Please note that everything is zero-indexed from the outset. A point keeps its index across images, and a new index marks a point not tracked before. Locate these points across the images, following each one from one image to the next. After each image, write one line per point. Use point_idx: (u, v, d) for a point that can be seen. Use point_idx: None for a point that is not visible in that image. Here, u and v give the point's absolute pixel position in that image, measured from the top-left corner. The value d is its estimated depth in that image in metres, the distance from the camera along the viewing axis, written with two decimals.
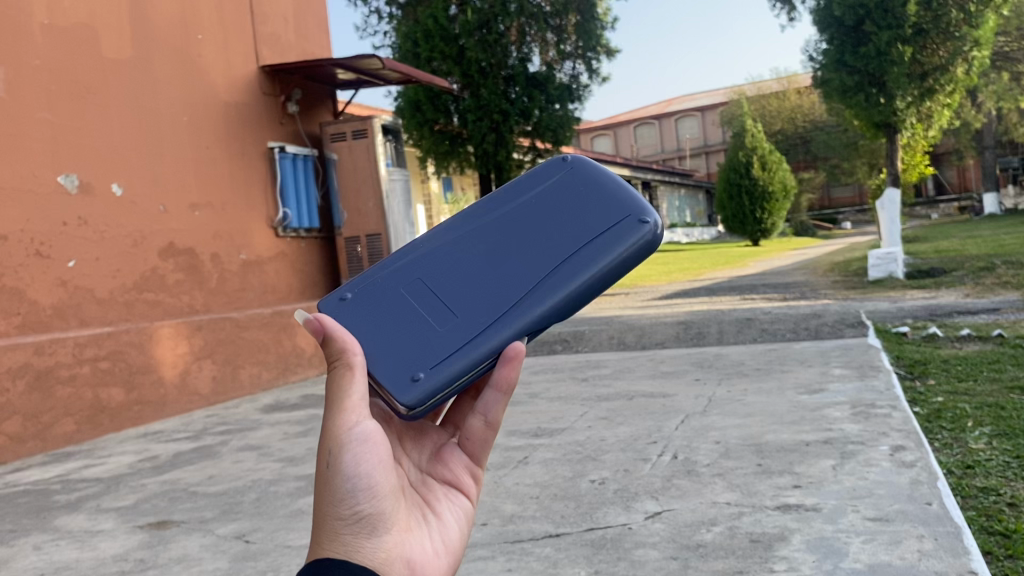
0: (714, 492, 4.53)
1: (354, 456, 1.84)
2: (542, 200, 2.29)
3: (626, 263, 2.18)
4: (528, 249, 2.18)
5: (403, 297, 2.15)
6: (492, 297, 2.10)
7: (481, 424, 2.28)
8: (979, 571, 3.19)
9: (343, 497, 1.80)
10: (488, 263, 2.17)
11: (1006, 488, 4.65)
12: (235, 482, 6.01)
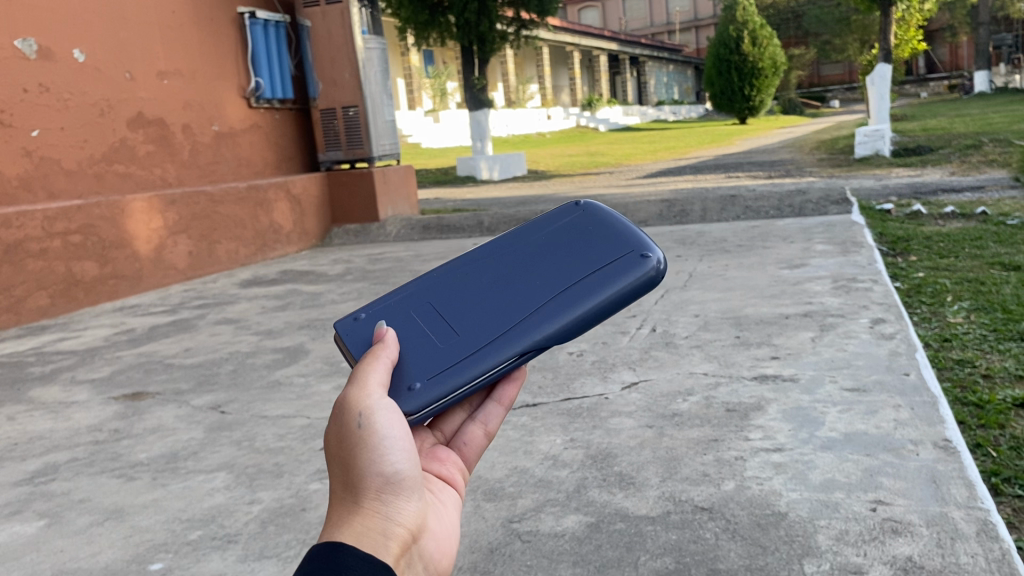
0: (692, 363, 4.51)
1: (385, 420, 1.48)
2: (551, 242, 1.94)
3: (637, 291, 1.77)
4: (555, 272, 1.85)
5: (423, 330, 1.82)
6: (501, 319, 1.78)
7: (479, 426, 1.93)
8: (952, 439, 3.18)
9: (378, 462, 1.44)
10: (520, 290, 1.84)
11: (981, 360, 4.66)
12: (211, 354, 5.97)
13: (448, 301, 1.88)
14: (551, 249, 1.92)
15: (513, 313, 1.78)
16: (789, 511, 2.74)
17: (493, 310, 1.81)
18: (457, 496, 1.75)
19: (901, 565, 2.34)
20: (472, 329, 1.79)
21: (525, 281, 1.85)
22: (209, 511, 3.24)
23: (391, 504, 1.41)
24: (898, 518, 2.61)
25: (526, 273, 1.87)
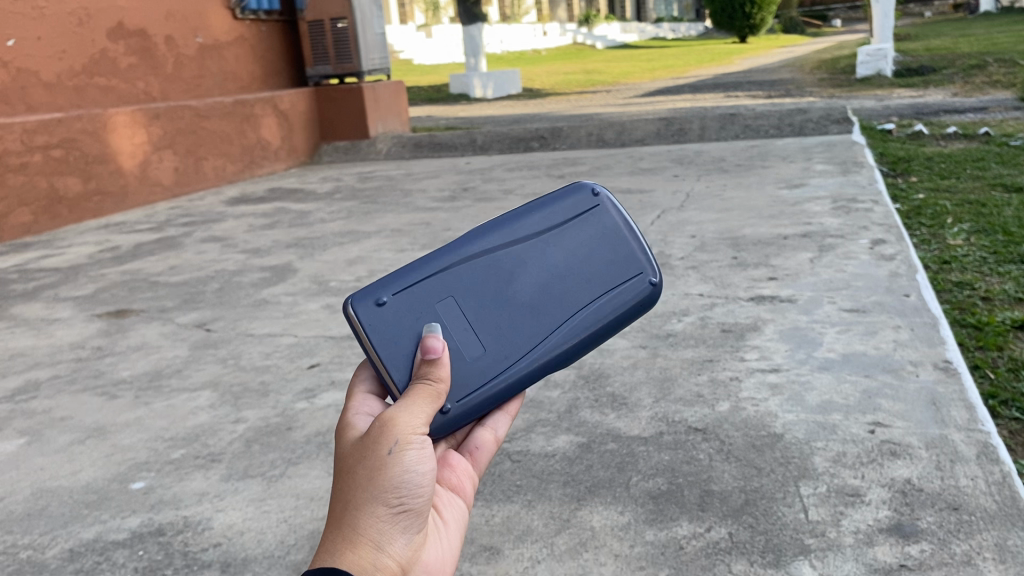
0: (687, 284, 4.41)
1: (417, 458, 1.32)
2: (573, 238, 1.77)
3: (633, 317, 1.79)
4: (574, 283, 1.74)
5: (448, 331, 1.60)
6: (523, 334, 1.66)
7: (489, 431, 1.68)
8: (953, 361, 3.11)
9: (388, 497, 1.29)
10: (543, 299, 1.70)
11: (981, 282, 4.57)
12: (197, 272, 5.85)
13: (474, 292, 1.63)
14: (571, 247, 1.76)
15: (536, 331, 1.68)
16: (785, 432, 2.67)
17: (517, 322, 1.66)
18: (465, 509, 1.55)
19: (900, 487, 2.29)
20: (498, 341, 1.63)
21: (547, 287, 1.71)
22: (193, 430, 3.17)
23: (386, 543, 1.28)
24: (896, 440, 2.54)
25: (549, 276, 1.71)
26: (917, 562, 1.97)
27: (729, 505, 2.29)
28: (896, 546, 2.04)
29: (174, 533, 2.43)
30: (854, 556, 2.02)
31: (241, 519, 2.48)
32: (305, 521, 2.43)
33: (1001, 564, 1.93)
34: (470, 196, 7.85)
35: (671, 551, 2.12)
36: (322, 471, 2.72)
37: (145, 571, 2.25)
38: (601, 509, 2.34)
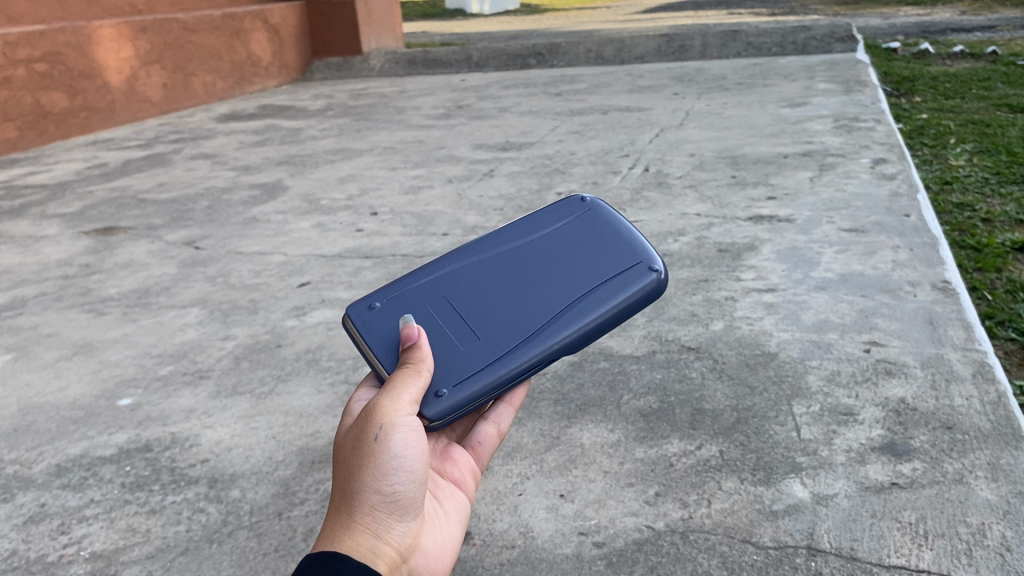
0: (685, 204, 4.33)
1: (405, 441, 1.34)
2: (561, 244, 1.89)
3: (645, 304, 1.80)
4: (572, 278, 1.81)
5: (444, 329, 1.71)
6: (523, 323, 1.73)
7: (490, 425, 1.75)
8: (951, 281, 3.06)
9: (381, 479, 1.30)
10: (541, 293, 1.78)
11: (982, 204, 4.50)
12: (186, 190, 5.73)
13: (468, 298, 1.77)
14: (565, 252, 1.87)
15: (537, 320, 1.73)
16: (779, 352, 2.64)
17: (517, 315, 1.74)
18: (466, 502, 1.57)
19: (894, 406, 2.26)
20: (496, 331, 1.71)
21: (543, 283, 1.80)
22: (181, 347, 3.13)
23: (383, 525, 1.29)
24: (892, 360, 2.51)
25: (544, 276, 1.81)
26: (909, 480, 1.95)
27: (721, 423, 2.27)
28: (887, 465, 2.02)
29: (160, 450, 2.41)
30: (845, 475, 2.00)
31: (229, 436, 2.46)
32: (293, 439, 2.40)
33: (993, 482, 1.92)
34: (465, 114, 7.67)
35: (661, 468, 2.10)
36: (311, 388, 2.69)
37: (132, 487, 2.23)
38: (591, 427, 2.32)
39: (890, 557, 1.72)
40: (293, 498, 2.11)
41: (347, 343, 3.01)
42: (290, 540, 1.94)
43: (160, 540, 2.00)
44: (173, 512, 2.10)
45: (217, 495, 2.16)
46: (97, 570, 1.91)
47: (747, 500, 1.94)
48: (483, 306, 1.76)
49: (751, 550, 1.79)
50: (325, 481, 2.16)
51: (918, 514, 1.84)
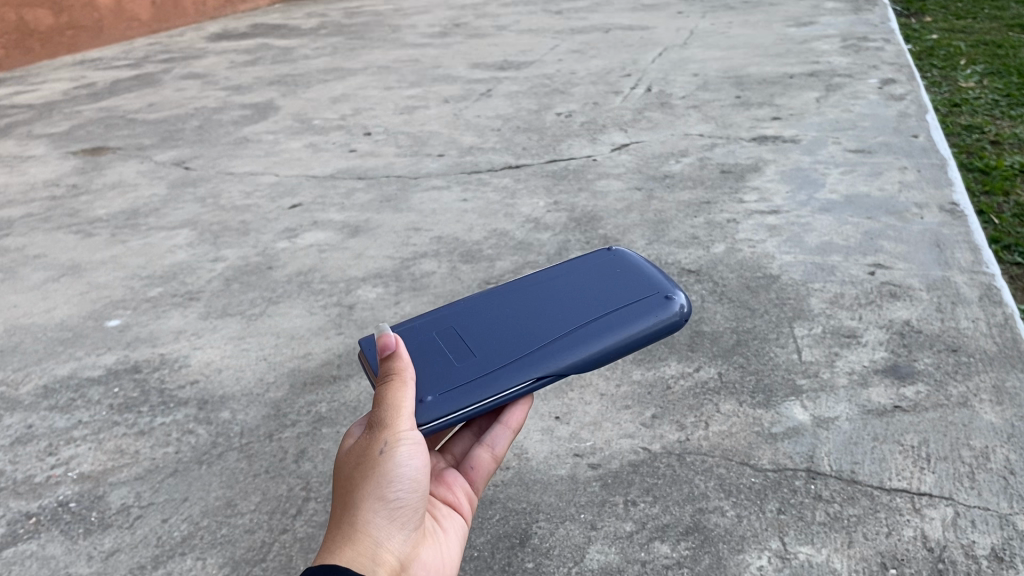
0: (687, 125, 4.21)
1: (411, 449, 1.23)
2: (579, 280, 1.72)
3: (664, 332, 1.58)
4: (590, 300, 1.65)
5: (441, 346, 1.59)
6: (527, 340, 1.57)
7: (484, 449, 1.55)
8: (960, 203, 2.98)
9: (384, 488, 1.20)
10: (553, 314, 1.63)
11: (991, 126, 4.38)
12: (176, 110, 5.58)
13: (474, 320, 1.65)
14: (581, 282, 1.71)
15: (543, 337, 1.57)
16: (781, 274, 2.58)
17: (522, 331, 1.60)
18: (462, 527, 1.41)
19: (898, 328, 2.21)
20: (496, 348, 1.57)
21: (553, 309, 1.64)
22: (170, 268, 3.07)
23: (384, 534, 1.18)
24: (897, 283, 2.45)
25: (560, 298, 1.67)
26: (912, 403, 1.91)
27: (720, 346, 2.22)
28: (890, 388, 1.98)
29: (150, 371, 2.36)
30: (847, 398, 1.96)
31: (219, 357, 2.41)
32: (284, 361, 2.36)
33: (998, 406, 1.88)
34: (462, 33, 7.43)
35: (658, 391, 2.06)
36: (303, 310, 2.64)
37: (120, 408, 2.19)
38: None
39: (891, 480, 1.69)
40: (284, 420, 2.07)
41: (340, 265, 2.94)
42: (281, 462, 1.91)
43: (149, 461, 1.96)
44: (162, 434, 2.06)
45: (207, 417, 2.12)
46: (84, 490, 1.88)
47: (746, 423, 1.91)
48: (489, 325, 1.64)
49: (750, 472, 1.75)
50: (317, 404, 2.12)
51: (920, 437, 1.80)
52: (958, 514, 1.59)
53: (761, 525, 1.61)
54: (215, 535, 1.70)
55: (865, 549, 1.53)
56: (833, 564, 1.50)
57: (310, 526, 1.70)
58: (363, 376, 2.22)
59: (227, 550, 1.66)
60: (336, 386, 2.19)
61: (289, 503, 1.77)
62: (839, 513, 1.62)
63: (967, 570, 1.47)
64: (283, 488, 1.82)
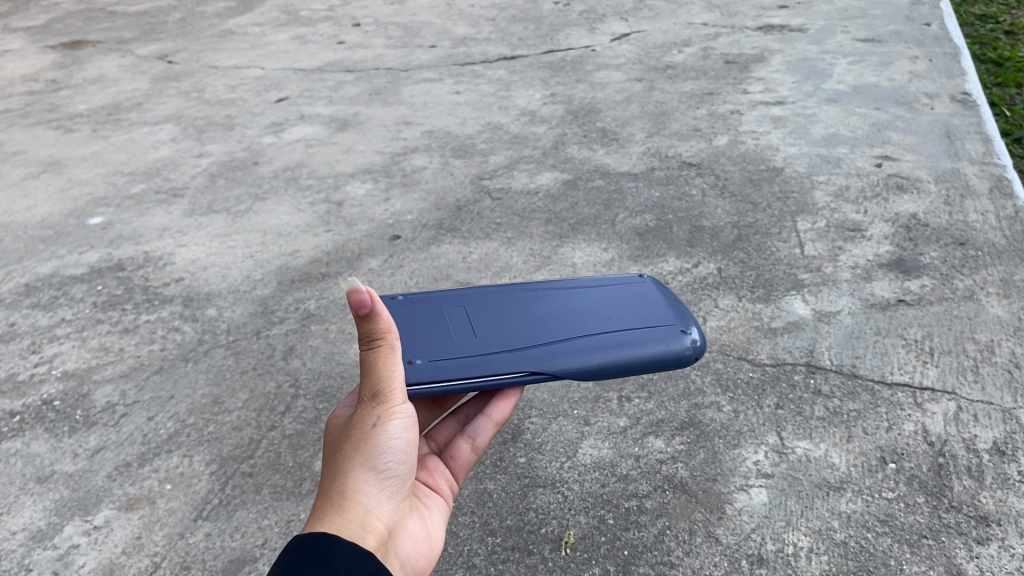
0: (691, 14, 4.02)
1: (406, 417, 1.05)
2: (597, 291, 1.43)
3: (670, 363, 1.31)
4: (615, 307, 1.39)
5: (435, 319, 1.35)
6: (533, 334, 1.32)
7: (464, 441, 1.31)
8: (972, 94, 2.86)
9: (375, 460, 1.02)
10: (571, 314, 1.37)
11: (1006, 16, 4.19)
12: (158, 3, 5.34)
13: (476, 306, 1.39)
14: (597, 294, 1.42)
15: (549, 333, 1.32)
16: (785, 167, 2.49)
17: (531, 322, 1.35)
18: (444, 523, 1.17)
19: (904, 222, 2.14)
20: (498, 333, 1.33)
21: (560, 315, 1.37)
22: (154, 165, 2.97)
23: (374, 505, 1.01)
24: (904, 176, 2.36)
25: (576, 302, 1.40)
26: (917, 298, 1.86)
27: (721, 241, 2.15)
28: (895, 283, 1.92)
29: (134, 269, 2.30)
30: (850, 292, 1.90)
31: (204, 255, 2.34)
32: (271, 258, 2.29)
33: (1005, 299, 1.82)
34: None
35: None
36: (290, 207, 2.55)
37: (104, 307, 2.13)
38: (584, 246, 2.20)
39: (893, 375, 1.65)
40: (272, 318, 2.02)
41: (328, 161, 2.85)
42: (269, 359, 1.87)
43: (134, 359, 1.92)
44: (148, 332, 2.02)
45: (193, 315, 2.07)
46: (68, 389, 1.84)
47: (745, 319, 1.85)
48: (502, 306, 1.39)
49: (748, 368, 1.71)
50: (305, 301, 2.07)
51: (924, 332, 1.75)
52: (960, 408, 1.55)
53: (758, 420, 1.57)
54: (202, 433, 1.67)
55: (865, 444, 1.50)
56: (831, 459, 1.47)
57: (299, 423, 1.67)
58: (353, 274, 2.16)
59: (214, 447, 1.63)
60: (325, 284, 2.13)
61: (277, 400, 1.73)
62: (838, 408, 1.58)
63: (968, 464, 1.44)
64: (271, 385, 1.78)
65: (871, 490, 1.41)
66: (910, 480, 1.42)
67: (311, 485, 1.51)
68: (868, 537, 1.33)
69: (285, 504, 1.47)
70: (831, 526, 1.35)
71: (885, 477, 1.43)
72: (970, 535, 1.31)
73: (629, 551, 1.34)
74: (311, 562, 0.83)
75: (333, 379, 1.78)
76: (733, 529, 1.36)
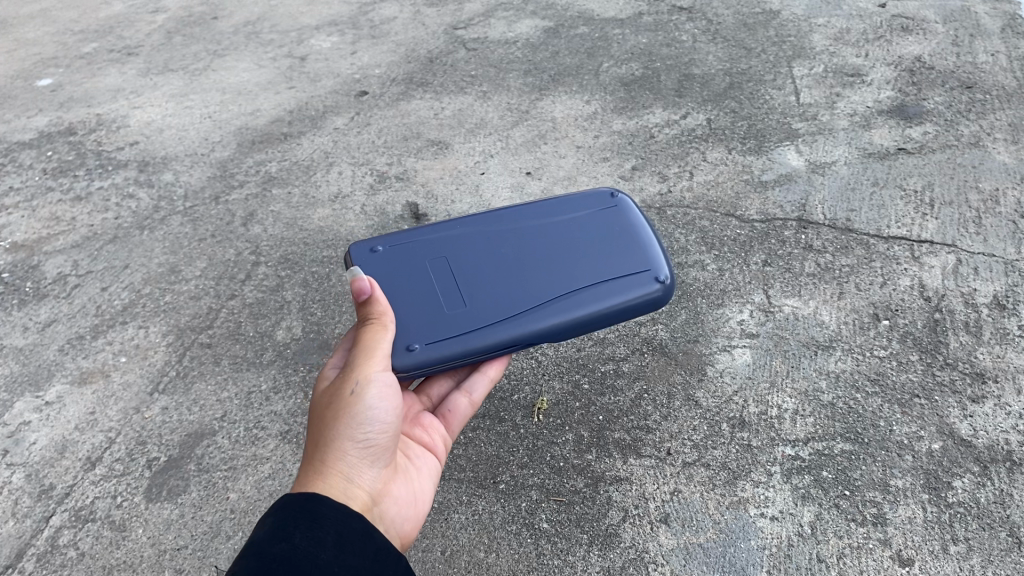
0: None
1: (385, 385, 0.95)
2: (572, 223, 1.22)
3: (649, 305, 1.15)
4: (601, 240, 1.19)
5: (419, 278, 1.14)
6: (515, 289, 1.13)
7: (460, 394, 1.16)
8: None
9: (355, 427, 0.91)
10: (550, 260, 1.16)
11: None
12: None
13: (456, 255, 1.17)
14: (571, 225, 1.21)
15: (534, 284, 1.13)
16: (782, 10, 2.31)
17: (514, 267, 1.15)
18: (433, 485, 1.04)
19: (908, 67, 1.99)
20: (480, 291, 1.13)
21: (540, 261, 1.16)
22: (106, 22, 2.76)
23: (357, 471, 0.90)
24: (910, 15, 2.19)
25: (551, 241, 1.19)
26: (918, 146, 1.74)
27: (711, 89, 2.01)
28: (895, 130, 1.79)
29: (85, 133, 2.16)
30: (847, 142, 1.78)
31: (160, 116, 2.19)
32: (231, 119, 2.14)
33: (1013, 145, 1.70)
34: None
35: (640, 141, 1.87)
36: (251, 64, 2.38)
37: (54, 174, 2.00)
38: (564, 99, 2.06)
39: (890, 228, 1.55)
40: (231, 182, 1.89)
41: (290, 14, 2.65)
42: (228, 225, 1.76)
43: (87, 229, 1.80)
44: (101, 199, 1.89)
45: (148, 180, 1.94)
46: (18, 261, 1.74)
47: (734, 172, 1.74)
48: (479, 247, 1.18)
49: (735, 224, 1.60)
50: (266, 164, 1.94)
51: (925, 182, 1.64)
52: (960, 262, 1.46)
53: (744, 278, 1.48)
54: (158, 303, 1.57)
55: (857, 301, 1.41)
56: (820, 317, 1.39)
57: (260, 291, 1.57)
58: (317, 134, 2.02)
59: (171, 318, 1.54)
60: (287, 145, 2.00)
61: (237, 268, 1.64)
62: (830, 263, 1.49)
63: (966, 320, 1.36)
64: (230, 253, 1.68)
65: (862, 350, 1.33)
66: (904, 338, 1.34)
67: (272, 355, 1.44)
68: (857, 397, 1.26)
69: (246, 376, 1.40)
70: (818, 387, 1.28)
71: (876, 335, 1.35)
72: (965, 393, 1.24)
73: (605, 416, 1.28)
74: (300, 521, 0.73)
75: (296, 246, 1.67)
76: (714, 392, 1.29)
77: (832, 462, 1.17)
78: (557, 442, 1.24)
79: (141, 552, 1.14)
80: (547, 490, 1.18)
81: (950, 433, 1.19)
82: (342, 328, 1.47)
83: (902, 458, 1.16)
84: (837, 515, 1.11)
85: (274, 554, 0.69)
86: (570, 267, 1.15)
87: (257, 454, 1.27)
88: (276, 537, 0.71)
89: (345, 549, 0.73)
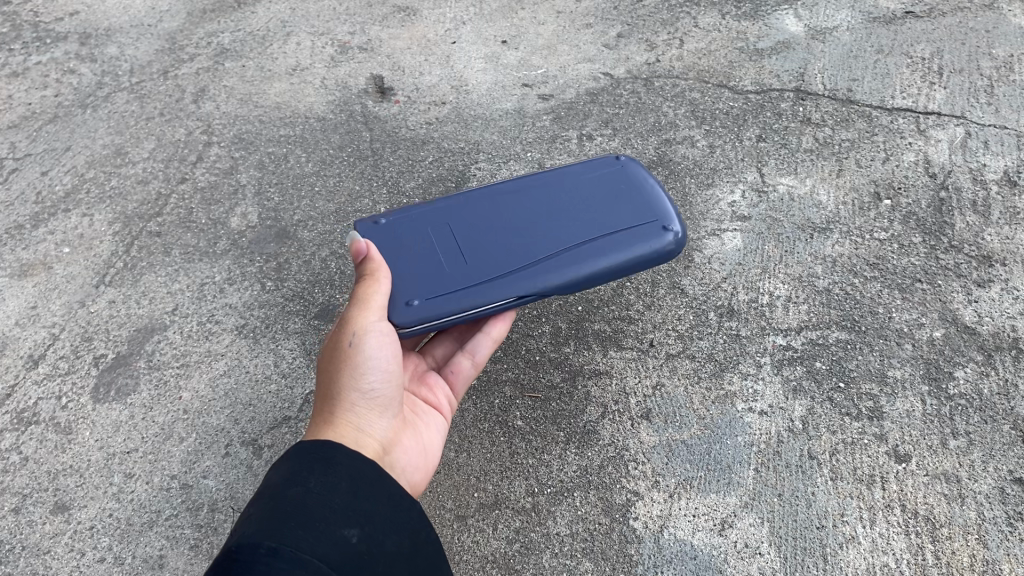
0: None
1: (384, 334, 0.90)
2: (578, 184, 1.12)
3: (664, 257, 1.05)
4: (608, 193, 1.10)
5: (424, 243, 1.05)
6: (522, 247, 1.04)
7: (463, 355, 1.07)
8: None
9: (356, 379, 0.87)
10: (557, 218, 1.07)
11: None
12: None
13: (460, 222, 1.08)
14: (578, 188, 1.12)
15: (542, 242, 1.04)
16: None
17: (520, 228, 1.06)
18: (439, 442, 0.98)
19: None
20: (486, 252, 1.04)
21: (546, 221, 1.07)
22: None
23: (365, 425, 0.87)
24: None
25: (558, 200, 1.09)
26: (928, 9, 1.60)
27: None
28: None
29: (21, 3, 1.97)
30: (850, 6, 1.64)
31: None
32: None
33: None
34: None
35: (626, 6, 1.72)
36: None
37: None
38: None
39: (895, 99, 1.43)
40: (180, 55, 1.74)
41: None
42: (177, 103, 1.61)
43: (25, 107, 1.66)
44: (39, 76, 1.74)
45: (90, 54, 1.78)
46: None
47: (728, 39, 1.60)
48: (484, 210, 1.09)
49: (728, 96, 1.48)
50: (219, 34, 1.78)
51: (934, 48, 1.51)
52: (969, 135, 1.35)
53: (737, 155, 1.37)
54: (103, 188, 1.45)
55: (858, 179, 1.31)
56: (817, 197, 1.29)
57: (212, 175, 1.45)
58: (274, 2, 1.86)
59: (117, 205, 1.42)
60: (240, 14, 1.83)
61: (188, 150, 1.51)
62: (830, 138, 1.38)
63: (973, 199, 1.26)
64: (180, 134, 1.54)
65: (862, 232, 1.24)
66: (907, 218, 1.24)
67: (226, 244, 1.33)
68: (854, 283, 1.17)
69: (198, 267, 1.30)
70: (813, 272, 1.19)
71: (877, 216, 1.25)
72: (971, 278, 1.16)
73: (584, 306, 1.19)
74: (315, 467, 0.72)
75: (251, 125, 1.54)
76: (702, 280, 1.20)
77: (825, 353, 1.10)
78: (532, 334, 1.16)
79: (87, 457, 1.07)
80: (522, 385, 1.10)
81: (953, 320, 1.11)
82: (301, 215, 1.36)
83: (901, 347, 1.09)
84: (830, 410, 1.04)
85: (288, 499, 0.67)
86: (579, 224, 1.06)
87: (211, 351, 1.18)
88: (290, 481, 0.70)
89: (361, 495, 0.72)
